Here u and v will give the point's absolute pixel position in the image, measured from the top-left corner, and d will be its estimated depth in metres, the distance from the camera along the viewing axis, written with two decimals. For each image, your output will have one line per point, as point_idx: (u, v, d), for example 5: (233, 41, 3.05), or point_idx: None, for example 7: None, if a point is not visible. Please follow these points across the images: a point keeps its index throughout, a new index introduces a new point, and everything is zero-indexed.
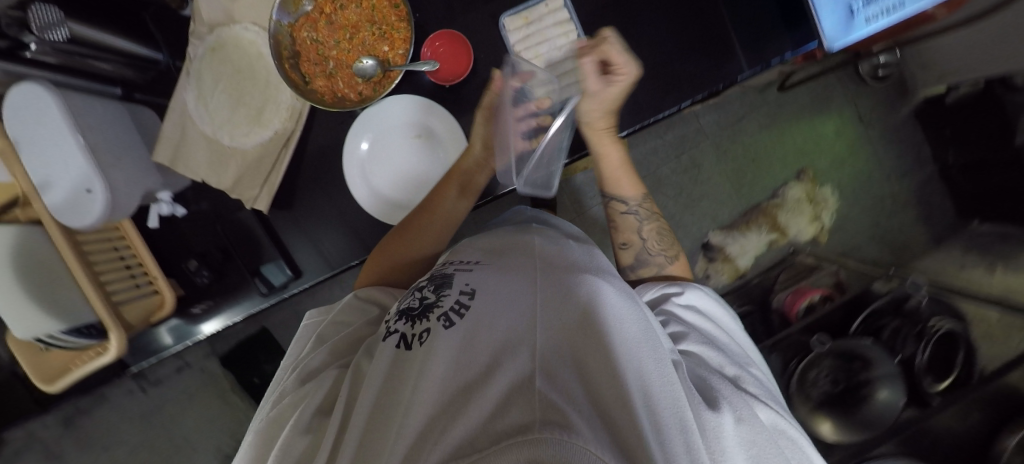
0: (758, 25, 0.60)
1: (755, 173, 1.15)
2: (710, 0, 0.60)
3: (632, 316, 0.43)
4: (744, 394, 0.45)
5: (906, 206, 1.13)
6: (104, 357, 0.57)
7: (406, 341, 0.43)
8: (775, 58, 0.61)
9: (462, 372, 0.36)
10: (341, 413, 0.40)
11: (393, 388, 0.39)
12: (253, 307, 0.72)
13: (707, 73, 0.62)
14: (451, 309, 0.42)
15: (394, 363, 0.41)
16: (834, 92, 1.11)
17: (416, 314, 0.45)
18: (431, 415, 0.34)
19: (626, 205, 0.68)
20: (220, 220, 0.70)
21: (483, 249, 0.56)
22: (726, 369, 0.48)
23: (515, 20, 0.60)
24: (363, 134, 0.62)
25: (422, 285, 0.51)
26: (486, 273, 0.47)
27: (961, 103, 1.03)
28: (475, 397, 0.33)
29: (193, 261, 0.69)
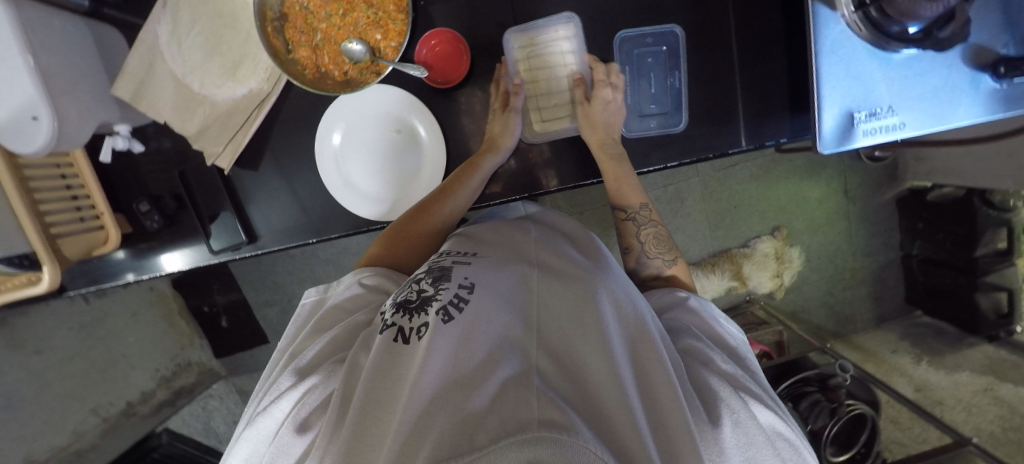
0: (765, 103, 0.60)
1: (734, 219, 1.18)
2: (726, 67, 0.59)
3: (628, 326, 0.46)
4: (746, 398, 0.47)
5: (861, 282, 1.20)
6: (34, 289, 0.56)
7: (403, 335, 0.44)
8: (771, 139, 0.61)
9: (459, 365, 0.38)
10: (339, 396, 0.41)
11: (387, 380, 0.40)
12: (202, 260, 0.70)
13: (703, 138, 0.61)
14: (450, 303, 0.44)
15: (382, 356, 0.42)
16: (829, 161, 1.14)
17: (412, 307, 0.47)
18: (427, 409, 0.35)
19: (628, 212, 0.68)
20: (180, 165, 0.67)
21: (491, 243, 0.57)
22: (729, 367, 0.50)
23: (555, 34, 0.60)
24: (335, 123, 0.61)
25: (420, 278, 0.52)
26: (482, 271, 0.49)
27: (939, 203, 1.04)
28: (475, 392, 0.35)
29: (145, 202, 0.65)
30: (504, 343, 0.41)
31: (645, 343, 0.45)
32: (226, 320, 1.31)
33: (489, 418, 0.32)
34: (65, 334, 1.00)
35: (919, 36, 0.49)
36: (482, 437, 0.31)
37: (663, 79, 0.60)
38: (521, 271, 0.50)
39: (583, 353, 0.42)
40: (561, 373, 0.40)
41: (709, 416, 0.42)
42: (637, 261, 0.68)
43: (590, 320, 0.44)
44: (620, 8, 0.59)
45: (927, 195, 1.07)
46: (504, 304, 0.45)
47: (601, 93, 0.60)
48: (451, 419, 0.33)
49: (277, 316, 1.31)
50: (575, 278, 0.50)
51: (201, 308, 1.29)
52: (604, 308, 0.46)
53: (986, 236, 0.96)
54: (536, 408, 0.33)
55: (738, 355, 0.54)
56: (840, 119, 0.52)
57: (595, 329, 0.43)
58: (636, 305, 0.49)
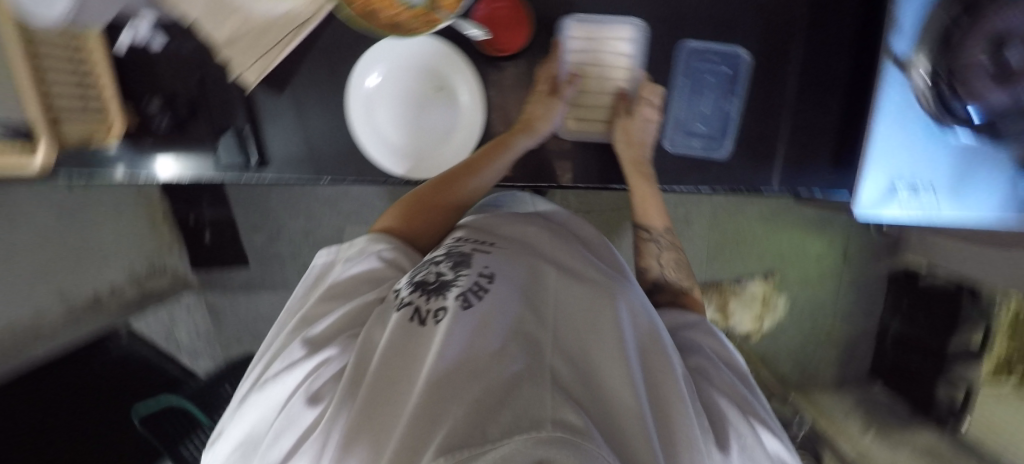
0: (808, 154, 0.59)
1: (732, 255, 1.18)
2: (781, 106, 0.57)
3: (644, 339, 0.47)
4: (754, 420, 0.48)
5: (835, 344, 1.22)
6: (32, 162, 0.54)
7: (420, 316, 0.44)
8: (804, 187, 0.60)
9: (472, 353, 0.38)
10: (351, 371, 0.41)
11: (401, 360, 0.40)
12: (202, 174, 0.66)
13: (740, 174, 0.59)
14: (470, 290, 0.45)
15: (396, 334, 0.42)
16: (837, 221, 1.15)
17: (429, 289, 0.48)
18: (437, 394, 0.34)
19: (651, 232, 0.73)
20: (200, 71, 0.63)
21: (513, 241, 0.58)
22: (736, 386, 0.51)
23: (619, 35, 0.56)
24: (374, 65, 0.56)
25: (439, 261, 0.53)
26: (502, 266, 0.51)
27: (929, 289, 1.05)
28: (486, 381, 0.35)
29: (156, 99, 0.62)
30: (521, 343, 0.40)
31: (659, 355, 0.45)
32: (209, 236, 1.28)
33: (502, 411, 0.32)
34: (43, 213, 0.97)
35: (980, 124, 0.49)
36: (495, 430, 0.30)
37: (718, 101, 0.57)
38: (541, 273, 0.51)
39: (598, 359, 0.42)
40: (578, 380, 0.38)
41: (716, 433, 0.43)
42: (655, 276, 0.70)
43: (606, 327, 0.44)
44: (694, 12, 0.55)
45: (919, 278, 1.09)
46: (520, 303, 0.46)
47: (643, 112, 0.57)
48: (464, 406, 0.33)
49: (259, 243, 1.29)
50: (591, 284, 0.50)
51: (186, 219, 1.24)
52: (622, 316, 0.46)
53: (961, 329, 0.99)
54: (554, 408, 0.32)
55: (746, 378, 0.55)
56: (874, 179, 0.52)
57: (614, 337, 0.43)
58: (648, 317, 0.50)
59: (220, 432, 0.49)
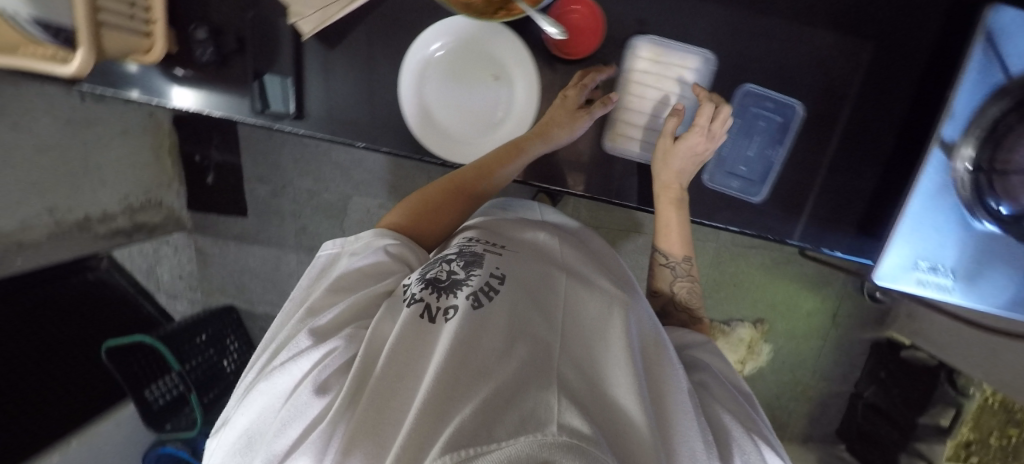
0: (840, 212, 0.59)
1: (727, 296, 1.20)
2: (823, 160, 0.58)
3: (649, 352, 0.48)
4: (762, 439, 0.49)
5: (807, 401, 1.23)
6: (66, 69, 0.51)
7: (430, 313, 0.45)
8: (826, 247, 0.60)
9: (484, 358, 0.39)
10: (360, 364, 0.41)
11: (411, 358, 0.41)
12: (237, 115, 0.64)
13: (770, 220, 0.59)
14: (481, 289, 0.47)
15: (407, 327, 0.43)
16: (834, 282, 1.17)
17: (441, 287, 0.48)
18: (442, 392, 0.35)
19: (667, 259, 0.70)
20: (252, 11, 0.61)
21: (525, 245, 0.58)
22: (745, 409, 0.52)
23: (684, 63, 0.57)
24: (440, 36, 0.56)
25: (450, 259, 0.54)
26: (514, 270, 0.51)
27: (909, 361, 1.07)
28: (488, 383, 0.36)
29: (203, 30, 0.60)
30: (533, 347, 0.41)
31: (667, 372, 0.46)
32: (212, 178, 1.24)
33: (507, 413, 0.33)
34: (50, 123, 0.93)
35: (1006, 218, 0.52)
36: (500, 431, 0.31)
37: (763, 147, 0.58)
38: (554, 281, 0.52)
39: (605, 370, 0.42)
40: (585, 386, 0.39)
41: (725, 448, 0.44)
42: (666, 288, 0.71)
43: (617, 339, 0.45)
44: (759, 56, 0.55)
45: (901, 349, 1.10)
46: (531, 308, 0.46)
47: (691, 137, 0.55)
48: (472, 405, 0.33)
49: (260, 195, 1.25)
50: (599, 294, 0.51)
51: (191, 157, 1.22)
52: (632, 328, 0.47)
53: (931, 408, 1.00)
54: (559, 413, 0.33)
55: (750, 401, 0.56)
56: (896, 250, 0.53)
57: (621, 345, 0.44)
58: (656, 333, 0.51)
59: (225, 421, 0.48)
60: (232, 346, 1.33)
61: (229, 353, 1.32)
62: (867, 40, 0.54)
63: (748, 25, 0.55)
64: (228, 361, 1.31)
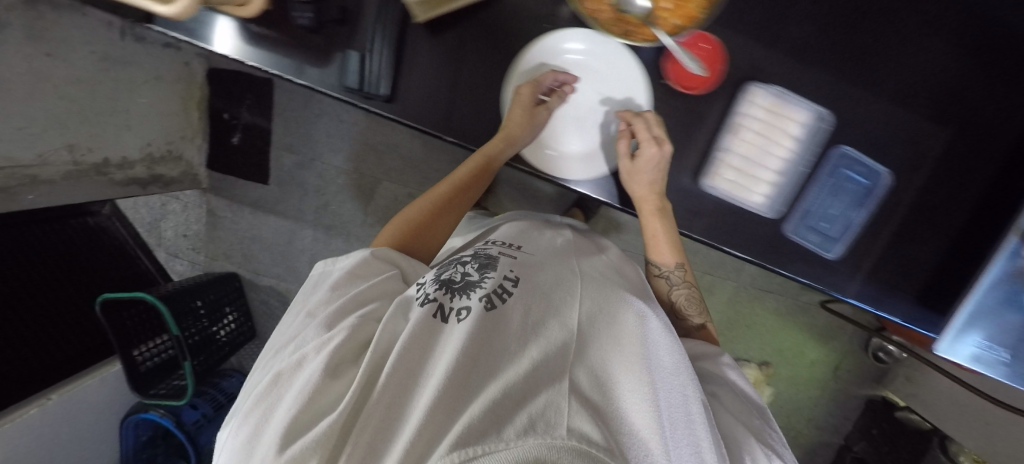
0: (902, 276, 0.60)
1: (738, 335, 1.22)
2: (898, 223, 0.58)
3: (665, 343, 0.51)
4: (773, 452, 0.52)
5: (797, 446, 1.27)
6: (161, 7, 0.41)
7: (442, 313, 0.50)
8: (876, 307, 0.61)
9: (498, 362, 0.44)
10: (374, 353, 0.45)
11: (427, 353, 0.45)
12: (319, 85, 0.55)
13: (833, 274, 0.59)
14: (494, 292, 0.51)
15: (424, 323, 0.48)
16: (842, 336, 1.20)
17: (454, 288, 0.53)
18: (451, 389, 0.40)
19: (661, 270, 0.69)
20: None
21: (537, 252, 0.63)
22: (756, 424, 0.55)
23: (794, 117, 0.50)
24: (579, 40, 0.51)
25: (464, 263, 0.59)
26: (526, 275, 0.55)
27: (902, 422, 1.11)
28: (494, 383, 0.41)
29: None
30: (545, 349, 0.45)
31: (679, 379, 0.48)
32: (238, 139, 1.19)
33: (517, 411, 0.36)
34: (86, 56, 0.87)
35: None
36: (510, 431, 0.34)
37: (847, 208, 0.56)
38: (566, 285, 0.54)
39: (615, 371, 0.45)
40: (592, 383, 0.43)
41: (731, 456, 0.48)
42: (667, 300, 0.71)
43: (628, 344, 0.47)
44: (862, 112, 0.55)
45: (896, 410, 1.14)
46: (541, 310, 0.50)
47: (644, 151, 0.50)
48: (483, 404, 0.37)
49: (286, 164, 1.21)
50: (609, 297, 0.54)
51: (220, 113, 1.17)
52: (645, 335, 0.50)
53: None
54: (566, 414, 0.37)
55: (762, 414, 0.58)
56: (964, 326, 0.56)
57: (633, 349, 0.47)
58: (670, 338, 0.52)
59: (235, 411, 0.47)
60: (229, 316, 1.28)
61: (225, 323, 1.27)
62: (956, 119, 0.55)
63: (858, 79, 0.54)
64: (221, 328, 1.24)
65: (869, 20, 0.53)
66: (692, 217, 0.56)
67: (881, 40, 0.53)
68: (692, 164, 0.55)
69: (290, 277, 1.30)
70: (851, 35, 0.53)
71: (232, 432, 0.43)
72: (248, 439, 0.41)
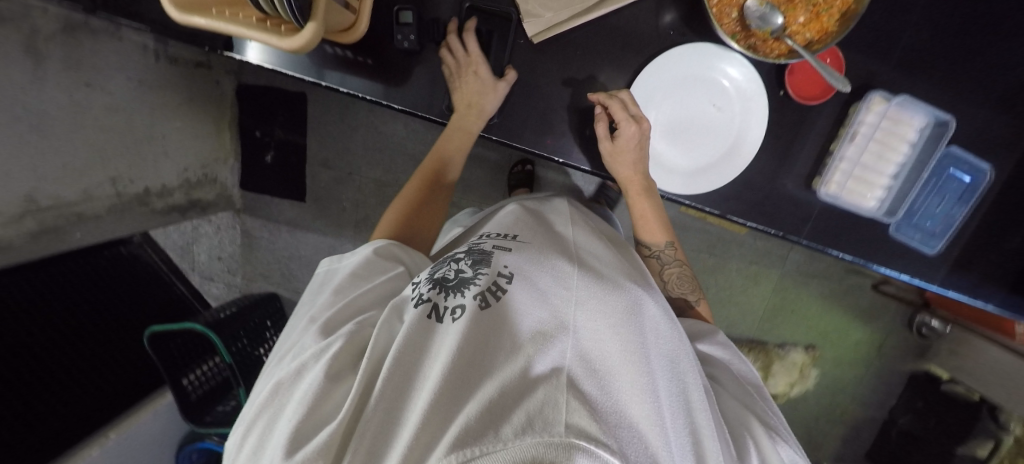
0: (1004, 267, 0.58)
1: (784, 321, 1.25)
2: (1010, 218, 0.57)
3: (670, 331, 0.43)
4: (778, 437, 0.47)
5: (843, 422, 1.32)
6: (285, 41, 0.38)
7: (437, 313, 0.42)
8: (959, 292, 0.59)
9: (493, 358, 0.37)
10: (370, 358, 0.40)
11: (418, 359, 0.39)
12: (422, 108, 0.56)
13: (931, 267, 0.58)
14: (488, 289, 0.42)
15: (414, 331, 0.40)
16: (885, 315, 1.23)
17: (449, 286, 0.45)
18: (439, 395, 0.34)
19: (651, 249, 0.62)
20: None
21: (539, 232, 0.53)
22: (756, 407, 0.50)
23: (903, 121, 0.50)
24: (716, 62, 0.50)
25: (458, 259, 0.50)
26: (525, 261, 0.45)
27: (948, 395, 1.15)
28: (484, 386, 0.34)
29: (409, 14, 0.50)
30: (541, 342, 0.37)
31: (680, 367, 0.41)
32: (271, 156, 1.16)
33: (513, 411, 0.31)
34: (122, 84, 0.82)
35: None
36: (508, 429, 0.29)
37: (950, 208, 0.56)
38: (562, 263, 0.45)
39: (617, 364, 0.36)
40: (591, 376, 0.35)
41: (735, 455, 0.41)
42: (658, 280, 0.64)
43: (630, 332, 0.38)
44: (971, 106, 0.54)
45: (941, 383, 1.18)
46: (538, 302, 0.41)
47: (626, 130, 0.49)
48: (478, 407, 0.32)
49: (325, 180, 1.18)
50: (614, 274, 0.44)
51: (252, 131, 1.12)
52: (647, 321, 0.41)
53: (971, 439, 1.09)
54: (565, 410, 0.31)
55: (762, 400, 0.53)
56: None
57: (635, 334, 0.38)
58: (673, 325, 0.44)
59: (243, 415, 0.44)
60: (274, 337, 1.25)
61: (270, 344, 1.23)
62: None
63: (968, 74, 0.53)
64: (266, 351, 1.20)
65: (983, 16, 0.52)
66: (800, 222, 0.56)
67: (992, 34, 0.52)
68: (801, 170, 0.54)
69: None
70: (963, 33, 0.52)
71: (237, 443, 0.41)
72: (254, 449, 0.38)
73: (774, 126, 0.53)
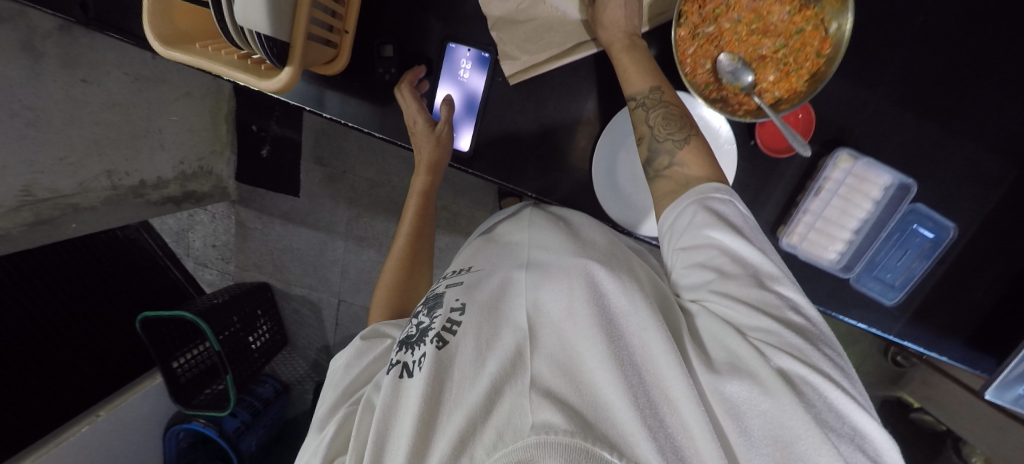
0: (961, 321, 0.60)
1: None
2: (969, 276, 0.58)
3: (630, 288, 0.40)
4: (767, 350, 0.34)
5: None
6: (266, 84, 0.39)
7: (406, 370, 0.41)
8: (917, 343, 0.61)
9: (458, 387, 0.36)
10: (356, 442, 0.40)
11: (391, 417, 0.38)
12: (404, 139, 0.57)
13: (889, 316, 0.60)
14: (443, 329, 0.41)
15: (387, 396, 0.39)
16: (859, 340, 1.25)
17: (412, 342, 0.44)
18: (416, 438, 0.34)
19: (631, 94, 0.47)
20: (444, 28, 0.53)
21: (495, 255, 0.52)
22: (728, 312, 0.36)
23: (870, 181, 0.51)
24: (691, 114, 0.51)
25: (418, 311, 0.49)
26: (477, 288, 0.45)
27: (917, 423, 1.16)
28: (453, 415, 0.34)
29: (389, 48, 0.53)
30: (504, 358, 0.36)
31: (639, 314, 0.37)
32: (267, 151, 1.17)
33: (485, 430, 0.32)
34: (119, 79, 0.84)
35: None
36: (480, 450, 0.31)
37: (911, 260, 0.57)
38: (515, 276, 0.45)
39: (579, 345, 0.36)
40: (559, 376, 0.34)
41: (715, 381, 0.33)
42: (647, 151, 0.47)
43: (582, 306, 0.38)
44: (937, 167, 0.55)
45: (911, 410, 1.19)
46: (497, 320, 0.41)
47: None
48: (448, 442, 0.32)
49: (319, 177, 1.20)
50: (561, 263, 0.44)
51: (248, 126, 1.13)
52: (601, 293, 0.40)
53: None
54: (530, 410, 0.31)
55: (765, 284, 0.38)
56: (1012, 377, 0.56)
57: (588, 309, 0.38)
58: (636, 283, 0.41)
59: None
60: (264, 326, 1.27)
61: (260, 332, 1.26)
62: None
63: (934, 136, 0.55)
64: (255, 338, 1.23)
65: (953, 81, 0.53)
66: None
67: (959, 99, 0.54)
68: (767, 218, 0.56)
69: (322, 287, 1.31)
70: (935, 94, 0.54)
71: None
72: None
73: (745, 174, 0.54)
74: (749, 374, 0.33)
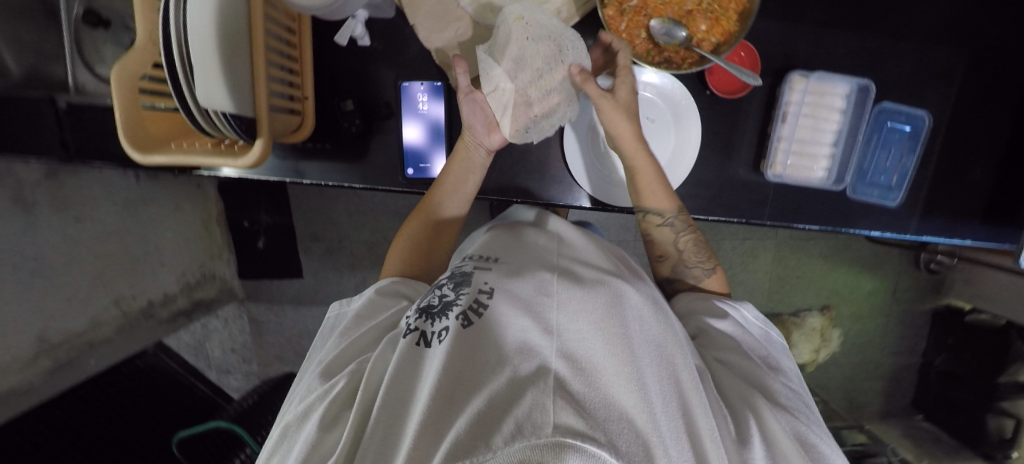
0: (969, 203, 0.59)
1: (791, 290, 1.20)
2: (957, 159, 0.58)
3: (660, 317, 0.39)
4: (780, 410, 0.41)
5: (880, 376, 1.25)
6: (241, 161, 0.41)
7: (426, 338, 0.39)
8: (934, 236, 0.60)
9: (482, 370, 0.34)
10: (364, 396, 0.37)
11: (405, 384, 0.36)
12: (385, 182, 0.59)
13: (899, 219, 0.59)
14: (471, 307, 0.39)
15: (401, 364, 0.37)
16: (889, 259, 1.19)
17: (434, 312, 0.41)
18: (431, 410, 0.32)
19: (662, 219, 0.54)
20: (395, 72, 0.56)
21: (522, 252, 0.48)
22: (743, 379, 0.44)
23: (831, 91, 0.54)
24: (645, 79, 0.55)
25: (442, 283, 0.46)
26: (506, 275, 0.43)
27: (976, 325, 1.11)
28: (471, 402, 0.32)
29: (351, 102, 0.55)
30: (526, 354, 0.34)
31: (669, 350, 0.37)
32: (263, 242, 1.20)
33: (502, 420, 0.29)
34: (110, 209, 0.87)
35: None
36: (498, 438, 0.28)
37: (900, 156, 0.57)
38: (544, 274, 0.41)
39: (604, 358, 0.33)
40: (579, 375, 0.32)
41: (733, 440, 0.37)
42: (672, 268, 0.58)
43: (613, 323, 0.35)
44: (889, 65, 0.57)
45: (964, 315, 1.14)
46: (519, 311, 0.37)
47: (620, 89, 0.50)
48: (466, 418, 0.30)
49: (318, 253, 1.22)
50: (594, 276, 0.41)
51: (240, 222, 1.16)
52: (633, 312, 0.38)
53: (1008, 368, 1.03)
54: (552, 409, 0.28)
55: (774, 370, 0.47)
56: None
57: (618, 329, 0.34)
58: (662, 310, 0.41)
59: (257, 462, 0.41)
60: None
61: None
62: (975, 46, 0.56)
63: (874, 40, 0.57)
64: None
65: None
66: (759, 205, 0.58)
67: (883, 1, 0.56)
68: (746, 157, 0.57)
69: None
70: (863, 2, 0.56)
71: None
72: None
73: (709, 124, 0.56)
74: (769, 437, 0.39)
